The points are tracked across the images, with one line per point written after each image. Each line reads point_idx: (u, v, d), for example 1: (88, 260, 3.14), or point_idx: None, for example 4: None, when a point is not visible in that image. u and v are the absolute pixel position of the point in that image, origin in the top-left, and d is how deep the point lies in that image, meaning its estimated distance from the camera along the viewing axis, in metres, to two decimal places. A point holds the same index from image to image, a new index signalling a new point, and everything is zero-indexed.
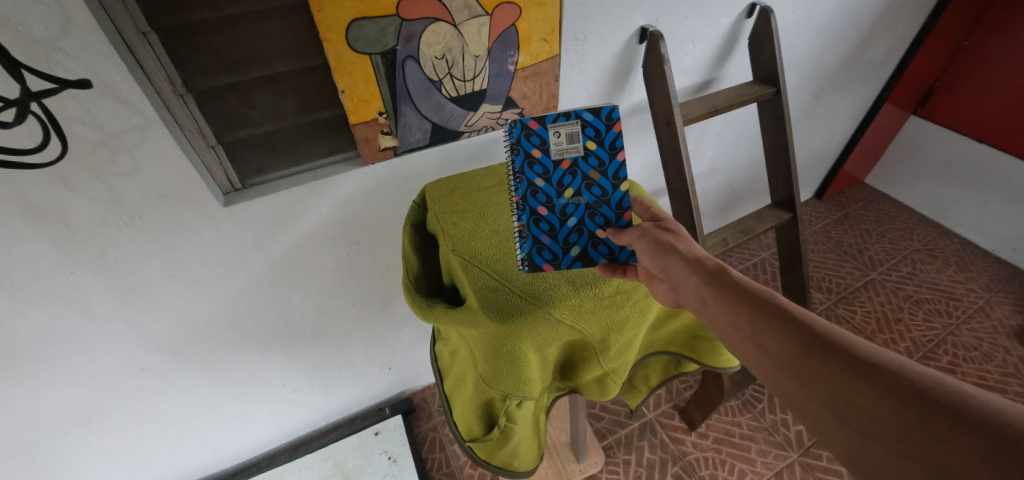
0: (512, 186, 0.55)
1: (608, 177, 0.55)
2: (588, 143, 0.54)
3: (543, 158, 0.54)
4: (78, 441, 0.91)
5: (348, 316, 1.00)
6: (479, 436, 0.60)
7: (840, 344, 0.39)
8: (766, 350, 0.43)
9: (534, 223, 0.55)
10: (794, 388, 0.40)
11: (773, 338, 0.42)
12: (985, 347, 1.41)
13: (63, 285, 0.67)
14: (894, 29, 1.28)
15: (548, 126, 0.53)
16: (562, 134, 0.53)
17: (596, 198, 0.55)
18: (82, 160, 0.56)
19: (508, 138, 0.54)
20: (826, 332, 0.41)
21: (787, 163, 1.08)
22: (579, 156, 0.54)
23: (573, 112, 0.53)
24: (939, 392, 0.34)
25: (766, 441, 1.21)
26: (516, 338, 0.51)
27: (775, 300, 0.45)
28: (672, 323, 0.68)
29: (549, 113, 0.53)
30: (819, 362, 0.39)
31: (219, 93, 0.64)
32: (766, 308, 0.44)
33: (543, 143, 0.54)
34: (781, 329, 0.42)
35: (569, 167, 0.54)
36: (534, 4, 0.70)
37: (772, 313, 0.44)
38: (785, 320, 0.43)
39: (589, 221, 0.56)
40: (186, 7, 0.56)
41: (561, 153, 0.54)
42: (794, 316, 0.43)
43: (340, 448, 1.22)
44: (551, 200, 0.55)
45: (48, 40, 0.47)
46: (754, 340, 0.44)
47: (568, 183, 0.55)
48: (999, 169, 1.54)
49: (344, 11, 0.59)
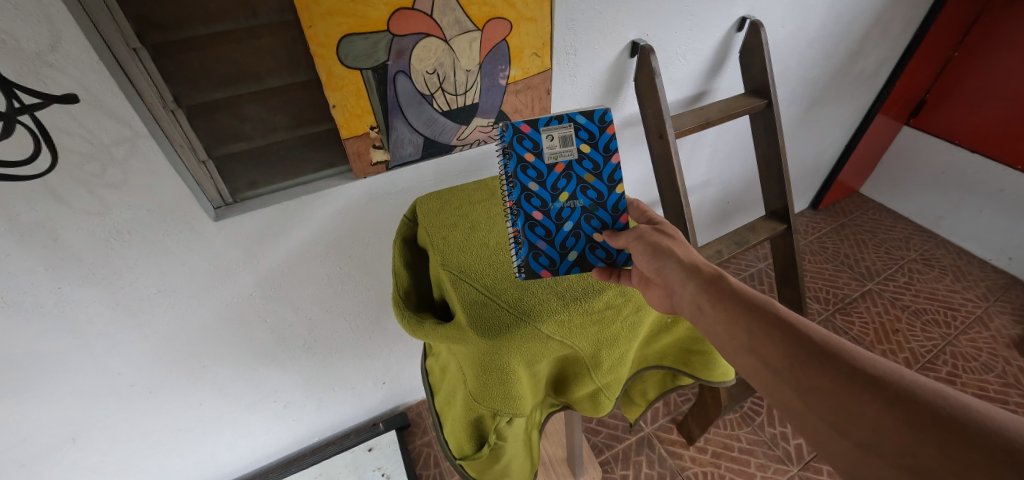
0: (506, 190, 0.55)
1: (603, 180, 0.55)
2: (582, 145, 0.54)
3: (536, 161, 0.53)
4: (65, 458, 0.89)
5: (341, 330, 0.99)
6: (469, 454, 0.58)
7: (838, 354, 0.39)
8: (764, 358, 0.42)
9: (529, 228, 0.55)
10: (792, 397, 0.40)
11: (772, 347, 0.42)
12: (984, 357, 1.40)
13: (51, 300, 0.66)
14: (884, 41, 1.30)
15: (541, 130, 0.53)
16: (556, 137, 0.53)
17: (591, 202, 0.55)
18: (71, 172, 0.56)
19: (500, 141, 0.53)
20: (824, 341, 0.40)
21: (780, 175, 1.08)
22: (573, 159, 0.54)
23: (566, 115, 0.53)
24: (941, 404, 0.34)
25: (766, 455, 1.19)
26: (504, 354, 0.50)
27: (773, 307, 0.44)
28: (665, 337, 0.66)
29: (541, 116, 0.53)
30: (819, 372, 0.39)
31: (210, 109, 0.64)
32: (764, 316, 0.44)
33: (536, 146, 0.53)
34: (779, 338, 0.42)
35: (564, 171, 0.54)
36: (524, 19, 0.71)
37: (770, 322, 0.43)
38: (784, 329, 0.42)
39: (585, 224, 0.56)
40: (177, 23, 0.56)
41: (555, 156, 0.54)
42: (793, 324, 0.42)
43: (332, 465, 1.19)
44: (545, 204, 0.55)
45: (38, 56, 0.48)
46: (752, 348, 0.43)
47: (563, 186, 0.54)
48: (993, 179, 1.55)
49: (334, 28, 0.60)
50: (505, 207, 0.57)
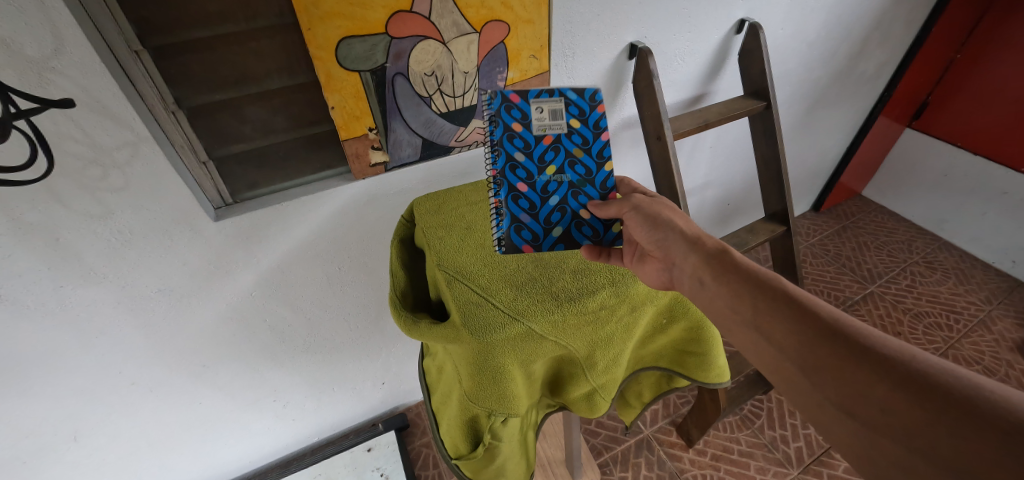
0: (490, 158, 0.54)
1: (592, 155, 0.55)
2: (573, 120, 0.53)
3: (524, 132, 0.53)
4: (66, 456, 0.89)
5: (339, 332, 1.00)
6: (465, 453, 0.59)
7: (845, 332, 0.39)
8: (771, 337, 0.42)
9: (513, 199, 0.55)
10: (798, 376, 0.40)
11: (778, 324, 0.42)
12: (987, 360, 1.39)
13: (52, 299, 0.67)
14: (885, 43, 1.30)
15: (530, 101, 0.53)
16: (545, 110, 0.53)
17: (578, 177, 0.55)
18: (73, 175, 0.56)
19: (488, 108, 0.53)
20: (831, 318, 0.40)
21: (779, 177, 1.08)
22: (562, 133, 0.54)
23: (556, 90, 0.53)
24: (952, 384, 0.34)
25: (765, 458, 1.19)
26: (498, 354, 0.51)
27: (780, 284, 0.44)
28: (660, 338, 0.66)
29: (531, 89, 0.53)
30: (826, 350, 0.39)
31: (210, 111, 0.65)
32: (769, 292, 0.44)
33: (524, 117, 0.53)
34: (785, 316, 0.42)
35: (551, 143, 0.54)
36: (522, 22, 0.72)
37: (777, 299, 0.43)
38: (792, 306, 0.42)
39: (571, 200, 0.56)
40: (178, 26, 0.57)
41: (544, 128, 0.53)
42: (802, 301, 0.42)
43: (332, 465, 1.19)
44: (531, 177, 0.55)
45: (41, 60, 0.48)
46: (759, 326, 0.43)
47: (549, 159, 0.54)
48: (995, 181, 1.54)
49: (333, 30, 0.60)
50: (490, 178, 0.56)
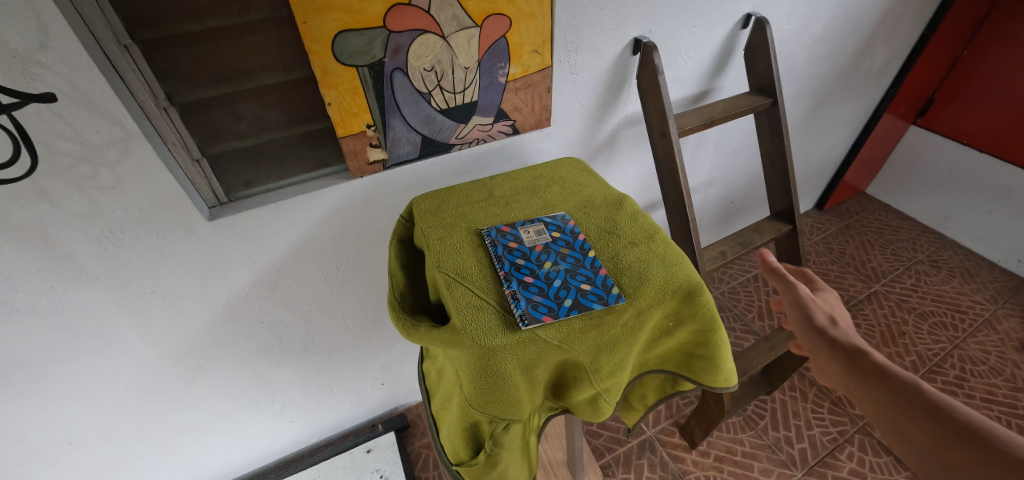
0: (495, 266, 0.55)
1: (577, 249, 0.58)
2: (554, 232, 0.60)
3: (519, 246, 0.57)
4: (60, 459, 0.88)
5: (338, 332, 0.99)
6: (465, 460, 0.57)
7: (994, 445, 0.43)
8: (914, 442, 0.48)
9: (523, 287, 0.52)
10: (936, 473, 0.46)
11: (915, 426, 0.48)
12: (993, 361, 1.37)
13: (44, 301, 0.65)
14: (892, 38, 1.28)
15: (518, 228, 0.60)
16: (531, 230, 0.60)
17: (573, 265, 0.56)
18: (62, 173, 0.55)
19: (486, 238, 0.59)
20: (976, 427, 0.45)
21: (785, 174, 1.06)
22: (548, 241, 0.59)
23: (534, 218, 0.62)
24: None
25: (769, 459, 1.17)
26: (499, 358, 0.48)
27: (921, 389, 0.50)
28: (667, 342, 0.64)
29: (516, 221, 0.62)
30: (974, 462, 0.43)
31: (204, 107, 0.63)
32: (904, 397, 0.50)
33: (516, 238, 0.59)
34: (927, 423, 0.47)
35: (544, 249, 0.58)
36: (524, 15, 0.70)
37: (917, 406, 0.49)
38: (932, 413, 0.48)
39: (572, 279, 0.54)
40: (168, 19, 0.55)
41: (533, 240, 0.59)
42: (944, 409, 0.47)
43: (331, 466, 1.17)
44: (534, 270, 0.55)
45: (26, 54, 0.47)
46: (901, 429, 0.50)
47: (545, 258, 0.57)
48: (1001, 179, 1.52)
49: (330, 23, 0.58)
50: (496, 276, 0.54)
